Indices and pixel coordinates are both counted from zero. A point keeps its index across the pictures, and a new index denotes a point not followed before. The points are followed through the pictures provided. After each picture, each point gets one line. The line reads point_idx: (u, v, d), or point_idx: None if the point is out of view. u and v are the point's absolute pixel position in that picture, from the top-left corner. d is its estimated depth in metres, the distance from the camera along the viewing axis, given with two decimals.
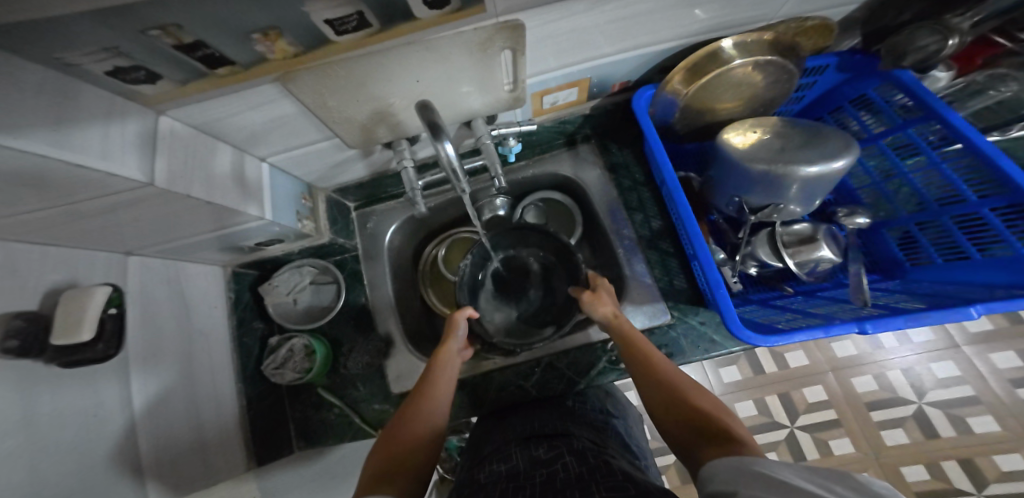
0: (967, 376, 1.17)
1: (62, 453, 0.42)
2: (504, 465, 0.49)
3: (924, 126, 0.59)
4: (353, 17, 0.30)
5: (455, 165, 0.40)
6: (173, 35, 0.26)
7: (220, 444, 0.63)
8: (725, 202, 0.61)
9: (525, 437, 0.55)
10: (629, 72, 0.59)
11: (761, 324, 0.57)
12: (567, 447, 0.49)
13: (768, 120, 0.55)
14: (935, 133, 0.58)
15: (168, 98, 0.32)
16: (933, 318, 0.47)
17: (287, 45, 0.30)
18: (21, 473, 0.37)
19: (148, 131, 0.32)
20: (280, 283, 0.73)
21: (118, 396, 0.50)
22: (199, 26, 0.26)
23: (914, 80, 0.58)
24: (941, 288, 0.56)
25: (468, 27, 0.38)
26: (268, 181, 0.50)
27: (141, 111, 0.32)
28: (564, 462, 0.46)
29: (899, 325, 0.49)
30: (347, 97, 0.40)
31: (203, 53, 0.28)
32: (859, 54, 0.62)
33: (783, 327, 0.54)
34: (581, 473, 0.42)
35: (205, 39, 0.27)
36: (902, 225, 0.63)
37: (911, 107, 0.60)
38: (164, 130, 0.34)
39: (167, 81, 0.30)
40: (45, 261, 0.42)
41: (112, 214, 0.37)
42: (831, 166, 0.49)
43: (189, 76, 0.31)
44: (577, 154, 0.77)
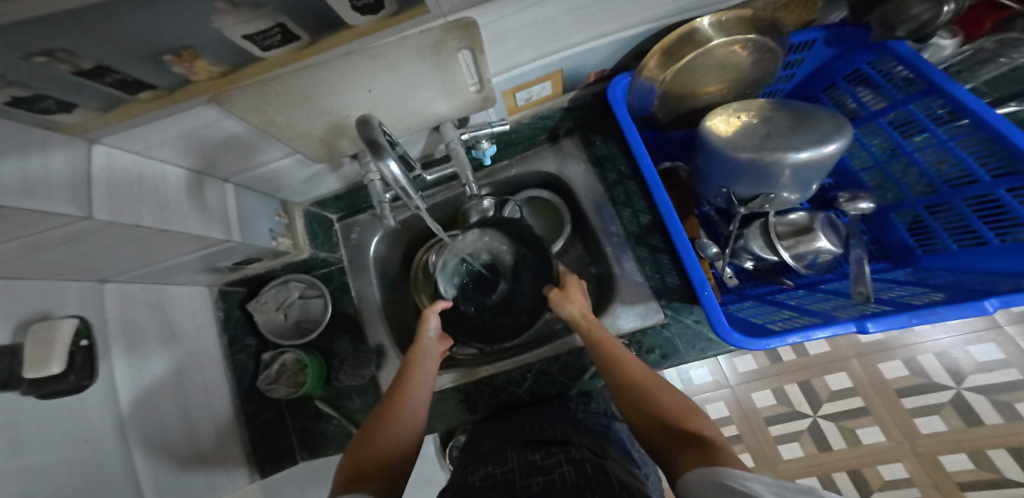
0: (1013, 359, 1.09)
1: (65, 474, 0.42)
2: (498, 468, 0.47)
3: (926, 100, 0.55)
4: (276, 30, 0.28)
5: (401, 181, 0.39)
6: (66, 60, 0.24)
7: (221, 459, 0.64)
8: (713, 194, 0.57)
9: (523, 440, 0.52)
10: (603, 61, 0.56)
11: (756, 324, 0.53)
12: (564, 455, 0.46)
13: (753, 103, 0.51)
14: (938, 109, 0.54)
15: (95, 126, 0.31)
16: (942, 314, 0.43)
17: (207, 64, 0.29)
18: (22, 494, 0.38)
19: (79, 161, 0.31)
20: (269, 299, 0.72)
21: (111, 422, 0.49)
22: (91, 48, 0.24)
23: (911, 51, 0.54)
24: (956, 277, 0.50)
25: (414, 30, 0.36)
26: (234, 203, 0.49)
27: (71, 142, 0.31)
28: (562, 472, 0.43)
29: (903, 322, 0.45)
30: (295, 113, 0.39)
31: (112, 78, 0.27)
32: (849, 27, 0.58)
33: (779, 327, 0.51)
34: (579, 483, 0.39)
35: (107, 63, 0.26)
36: (911, 208, 0.58)
37: (913, 80, 0.55)
38: (97, 159, 0.33)
39: (85, 109, 0.29)
40: (15, 293, 0.42)
41: (74, 243, 0.36)
42: (820, 151, 0.46)
43: (110, 103, 0.29)
44: (560, 149, 0.74)
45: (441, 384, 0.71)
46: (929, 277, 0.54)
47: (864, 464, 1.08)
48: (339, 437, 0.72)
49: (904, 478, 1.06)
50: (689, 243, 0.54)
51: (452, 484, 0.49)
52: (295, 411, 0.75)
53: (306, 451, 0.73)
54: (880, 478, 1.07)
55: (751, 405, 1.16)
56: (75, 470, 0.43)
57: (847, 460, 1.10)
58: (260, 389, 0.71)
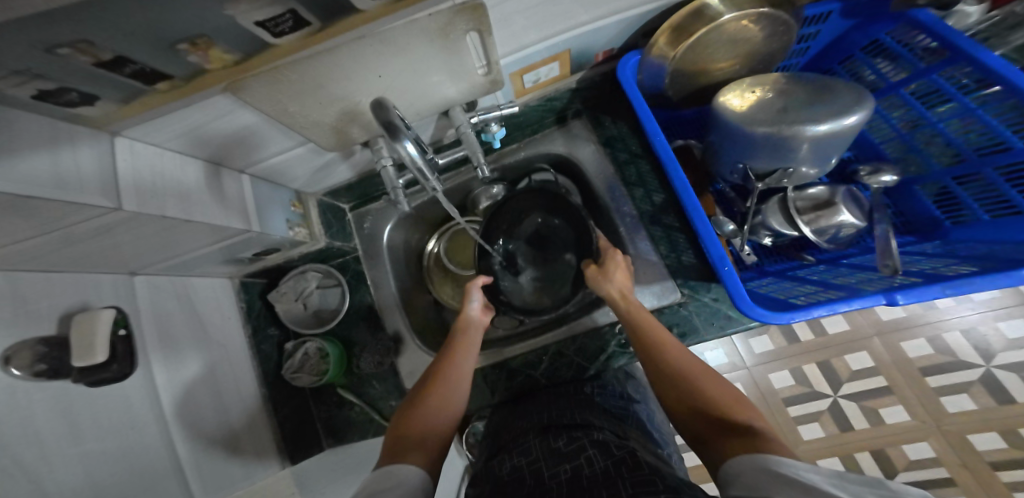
0: None
1: (110, 460, 0.45)
2: (524, 459, 0.48)
3: (952, 68, 0.52)
4: (287, 16, 0.28)
5: (418, 162, 0.39)
6: (87, 51, 0.24)
7: (253, 444, 0.67)
8: (729, 170, 0.56)
9: (542, 428, 0.53)
10: (612, 39, 0.55)
11: (778, 300, 0.53)
12: (588, 439, 0.47)
13: (767, 76, 0.50)
14: (963, 77, 0.52)
15: (116, 119, 0.31)
16: (978, 285, 0.42)
17: (221, 52, 0.29)
18: (77, 476, 0.41)
19: (103, 154, 0.32)
20: (288, 289, 0.74)
21: (151, 409, 0.52)
22: (110, 39, 0.24)
23: (933, 19, 0.51)
24: (987, 247, 0.49)
25: (423, 13, 0.35)
26: (251, 195, 0.50)
27: (94, 135, 0.32)
28: (589, 456, 0.43)
29: (935, 294, 0.43)
30: (307, 101, 0.39)
31: (131, 68, 0.27)
32: None
33: (801, 302, 0.50)
34: (608, 468, 0.40)
35: (126, 53, 0.26)
36: (937, 180, 0.56)
37: (936, 48, 0.53)
38: (121, 151, 0.34)
39: (106, 101, 0.29)
40: (52, 286, 0.43)
41: (103, 235, 0.38)
42: (842, 122, 0.44)
43: (130, 93, 0.29)
44: (569, 131, 0.73)
45: None
46: (960, 248, 0.52)
47: (888, 443, 1.07)
48: (364, 421, 0.75)
49: (931, 457, 1.05)
50: (707, 220, 0.53)
51: (481, 479, 0.51)
52: (320, 397, 0.77)
53: (333, 436, 0.76)
54: (905, 457, 1.06)
55: (770, 387, 1.15)
56: (112, 452, 0.45)
57: (870, 440, 1.08)
58: (286, 377, 0.74)
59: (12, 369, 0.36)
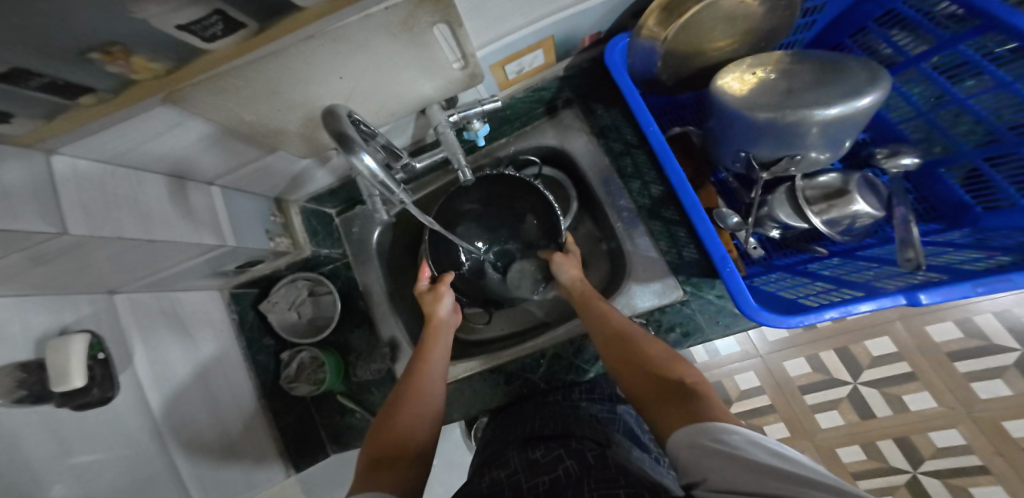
0: None
1: (105, 479, 0.44)
2: (503, 472, 0.46)
3: (984, 38, 0.47)
4: (214, 18, 0.25)
5: (380, 175, 0.36)
6: None
7: (252, 457, 0.66)
8: (731, 158, 0.51)
9: (523, 440, 0.53)
10: (597, 22, 0.51)
11: (785, 301, 0.49)
12: (566, 449, 0.46)
13: (769, 55, 0.45)
14: (996, 47, 0.46)
15: (46, 137, 0.28)
16: (1015, 283, 0.37)
17: (145, 61, 0.26)
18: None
19: (40, 175, 0.29)
20: (280, 299, 0.72)
21: (144, 426, 0.51)
22: (7, 53, 0.21)
23: None
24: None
25: (379, 7, 0.32)
26: (223, 207, 0.48)
27: (26, 155, 0.29)
28: (566, 467, 0.42)
29: (963, 293, 0.39)
30: (265, 107, 0.37)
31: (40, 82, 0.24)
32: None
33: (811, 304, 0.46)
34: (581, 476, 0.38)
35: (26, 66, 0.22)
36: (966, 161, 0.51)
37: (962, 16, 0.47)
38: (61, 169, 0.31)
39: (27, 119, 0.26)
40: (27, 312, 0.42)
41: (67, 255, 0.36)
42: (854, 105, 0.39)
43: (52, 110, 0.26)
44: (560, 122, 0.69)
45: (456, 374, 0.70)
46: (991, 238, 0.47)
47: (913, 432, 1.02)
48: (364, 426, 0.74)
49: (961, 445, 0.99)
50: (706, 217, 0.49)
51: (463, 490, 0.49)
52: (319, 405, 0.76)
53: (335, 442, 0.75)
54: (933, 446, 1.01)
55: (785, 375, 1.10)
56: (102, 475, 0.44)
57: (894, 428, 1.03)
58: (284, 387, 0.73)
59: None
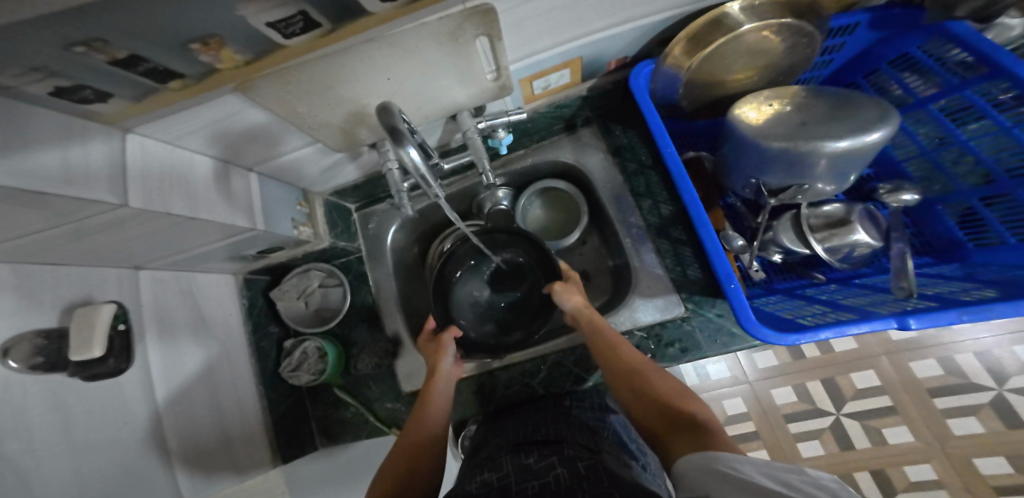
0: None
1: (98, 451, 0.44)
2: (494, 475, 0.47)
3: (990, 83, 0.50)
4: (298, 17, 0.28)
5: (421, 169, 0.39)
6: (103, 50, 0.24)
7: (247, 445, 0.66)
8: (741, 184, 0.55)
9: (516, 444, 0.54)
10: (625, 47, 0.53)
11: (784, 319, 0.51)
12: (558, 456, 0.47)
13: (786, 90, 0.49)
14: (1000, 95, 0.50)
15: (128, 115, 0.31)
16: (997, 312, 0.41)
17: (232, 53, 0.28)
18: (65, 475, 0.40)
19: (115, 151, 0.32)
20: (290, 287, 0.74)
21: (145, 405, 0.52)
22: (127, 40, 0.24)
23: (970, 31, 0.50)
24: (1009, 272, 0.47)
25: (434, 16, 0.35)
26: (258, 192, 0.50)
27: (106, 131, 0.32)
28: (556, 474, 0.43)
29: (951, 319, 0.42)
30: (316, 101, 0.39)
31: (144, 67, 0.27)
32: (899, 8, 0.52)
33: (808, 323, 0.49)
34: (572, 485, 0.40)
35: (141, 53, 0.25)
36: (963, 200, 0.54)
37: (972, 63, 0.51)
38: (130, 147, 0.33)
39: (119, 99, 0.28)
40: (60, 280, 0.44)
41: (113, 230, 0.38)
42: (862, 140, 0.43)
43: (143, 91, 0.29)
44: (578, 139, 0.72)
45: None
46: (980, 272, 0.50)
47: (890, 465, 1.05)
48: (359, 422, 0.74)
49: (933, 480, 1.02)
50: (714, 234, 0.52)
51: (454, 490, 0.50)
52: (316, 397, 0.76)
53: (326, 436, 0.75)
54: (906, 479, 1.03)
55: (772, 402, 1.12)
56: (100, 448, 0.45)
57: (873, 459, 1.06)
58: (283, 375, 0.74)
59: (10, 361, 0.36)
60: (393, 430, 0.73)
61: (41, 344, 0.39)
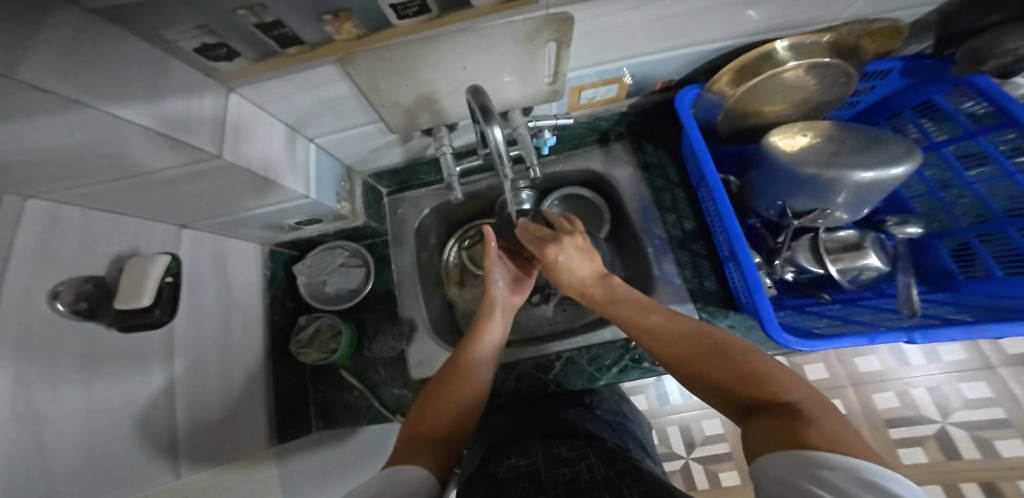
0: (1000, 398, 1.03)
1: (113, 413, 0.41)
2: (523, 460, 0.48)
3: (1000, 134, 0.55)
4: (415, 2, 0.32)
5: (502, 151, 0.40)
6: (257, 14, 0.30)
7: (251, 418, 0.61)
8: (766, 205, 0.60)
9: (543, 434, 0.54)
10: (673, 71, 0.57)
11: (799, 329, 0.55)
12: (592, 450, 0.48)
13: (818, 123, 0.53)
14: (1011, 143, 0.54)
15: (242, 75, 0.36)
16: (992, 332, 0.45)
17: (353, 26, 0.33)
18: (75, 427, 0.37)
19: (221, 107, 0.37)
20: (314, 263, 0.75)
21: (163, 373, 0.48)
22: (279, 5, 0.29)
23: (992, 85, 0.53)
24: (995, 302, 0.53)
25: (520, 17, 0.38)
26: (313, 162, 0.52)
27: (217, 88, 0.37)
28: (588, 463, 0.45)
29: (950, 336, 0.47)
30: (397, 81, 0.41)
31: (279, 32, 0.32)
32: (929, 59, 0.56)
33: (822, 332, 0.53)
34: (608, 475, 0.41)
35: (283, 18, 0.31)
36: (960, 236, 0.59)
37: (985, 114, 0.55)
38: (232, 105, 0.38)
39: (243, 59, 0.35)
40: (117, 229, 0.45)
41: (176, 186, 0.41)
42: (888, 172, 0.48)
43: (265, 54, 0.34)
44: (610, 153, 0.76)
45: None
46: (970, 301, 0.56)
47: None
48: (360, 407, 0.69)
49: None
50: (748, 251, 0.53)
51: (475, 473, 0.50)
52: (320, 376, 0.73)
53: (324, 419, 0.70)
54: None
55: None
56: (123, 407, 0.42)
57: None
58: (293, 352, 0.71)
59: (57, 304, 0.36)
60: (398, 417, 0.69)
61: (83, 288, 0.38)
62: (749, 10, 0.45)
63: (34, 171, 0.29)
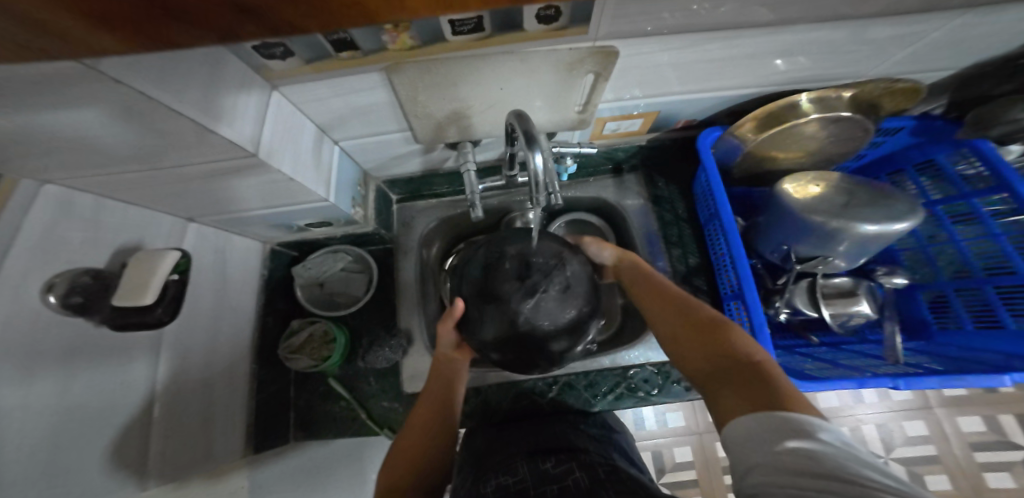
0: (933, 435, 0.97)
1: (84, 416, 0.36)
2: (510, 478, 0.44)
3: (990, 197, 0.56)
4: (472, 20, 0.34)
5: (540, 178, 0.40)
6: None
7: (225, 422, 0.55)
8: (770, 249, 0.61)
9: (530, 451, 0.50)
10: (700, 111, 0.59)
11: (794, 369, 0.54)
12: (578, 463, 0.45)
13: (827, 175, 0.55)
14: (1000, 206, 0.55)
15: (291, 75, 0.38)
16: (969, 382, 0.47)
17: (409, 37, 0.35)
18: (41, 432, 0.32)
19: (264, 102, 0.39)
20: (313, 266, 0.71)
21: (147, 373, 0.44)
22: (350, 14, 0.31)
23: (992, 150, 0.55)
24: (968, 354, 0.55)
25: (566, 46, 0.39)
26: (336, 164, 0.52)
27: (262, 85, 0.39)
28: (575, 478, 0.42)
29: (930, 384, 0.48)
30: (436, 94, 0.42)
31: (338, 37, 0.34)
32: (939, 121, 0.57)
33: (815, 374, 0.52)
34: (594, 491, 0.38)
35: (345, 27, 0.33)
36: (938, 288, 0.60)
37: (986, 176, 0.56)
38: (274, 102, 0.40)
39: (296, 58, 0.37)
40: (125, 217, 0.43)
41: (199, 182, 0.41)
42: (891, 228, 0.50)
43: (317, 54, 0.37)
44: (623, 183, 0.75)
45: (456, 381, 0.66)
46: (945, 352, 0.57)
47: None
48: (344, 419, 0.64)
49: None
50: (755, 293, 0.53)
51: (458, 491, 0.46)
52: (304, 385, 0.66)
53: (303, 428, 0.65)
54: None
55: (715, 454, 1.07)
56: (87, 412, 0.36)
57: None
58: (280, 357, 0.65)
59: (49, 298, 0.33)
60: (384, 432, 0.64)
61: (78, 281, 0.35)
62: (779, 60, 0.47)
63: (62, 113, 0.28)
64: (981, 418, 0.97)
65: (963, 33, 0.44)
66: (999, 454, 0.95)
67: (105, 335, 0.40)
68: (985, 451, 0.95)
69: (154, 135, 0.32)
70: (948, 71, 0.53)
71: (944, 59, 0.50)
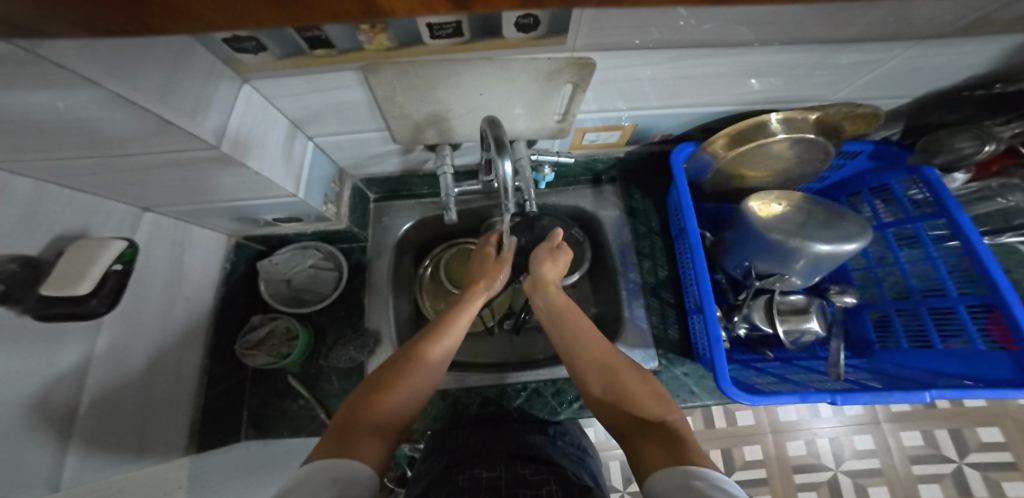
0: (878, 449, 1.03)
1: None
2: (487, 474, 0.46)
3: (931, 222, 0.59)
4: (451, 25, 0.34)
5: (508, 185, 0.40)
6: None
7: (168, 419, 0.53)
8: (734, 264, 0.64)
9: (511, 454, 0.51)
10: (676, 126, 0.61)
11: (745, 383, 0.56)
12: (555, 475, 0.46)
13: (791, 194, 0.58)
14: (939, 230, 0.58)
15: (264, 69, 0.37)
16: (896, 399, 0.49)
17: (385, 38, 0.35)
18: None
19: (233, 94, 0.37)
20: (280, 261, 0.67)
21: (79, 369, 0.41)
22: None
23: (936, 178, 0.58)
24: (903, 371, 0.58)
25: (544, 56, 0.39)
26: (309, 159, 0.51)
27: (232, 77, 0.37)
28: (549, 490, 0.43)
29: (865, 400, 0.50)
30: (414, 96, 0.42)
31: (311, 34, 0.33)
32: (894, 147, 0.61)
33: (763, 389, 0.54)
34: None
35: (320, 26, 0.33)
36: (883, 308, 0.64)
37: (928, 202, 0.60)
38: (244, 95, 0.39)
39: (269, 53, 0.36)
40: (70, 204, 0.41)
41: (149, 171, 0.39)
42: (843, 247, 0.53)
43: (291, 51, 0.36)
44: (600, 193, 0.76)
45: None
46: (883, 369, 0.60)
47: None
48: (302, 420, 0.62)
49: None
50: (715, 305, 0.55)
51: (434, 484, 0.47)
52: (262, 383, 0.64)
53: (256, 428, 0.62)
54: None
55: None
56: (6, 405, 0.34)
57: None
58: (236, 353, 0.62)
59: None
60: None
61: (5, 269, 0.32)
62: (751, 80, 0.49)
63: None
64: (920, 433, 1.04)
65: (911, 66, 0.48)
66: (932, 466, 1.01)
67: (34, 325, 0.37)
68: (921, 464, 1.02)
69: (97, 121, 0.30)
70: (901, 103, 0.57)
71: (896, 91, 0.54)
